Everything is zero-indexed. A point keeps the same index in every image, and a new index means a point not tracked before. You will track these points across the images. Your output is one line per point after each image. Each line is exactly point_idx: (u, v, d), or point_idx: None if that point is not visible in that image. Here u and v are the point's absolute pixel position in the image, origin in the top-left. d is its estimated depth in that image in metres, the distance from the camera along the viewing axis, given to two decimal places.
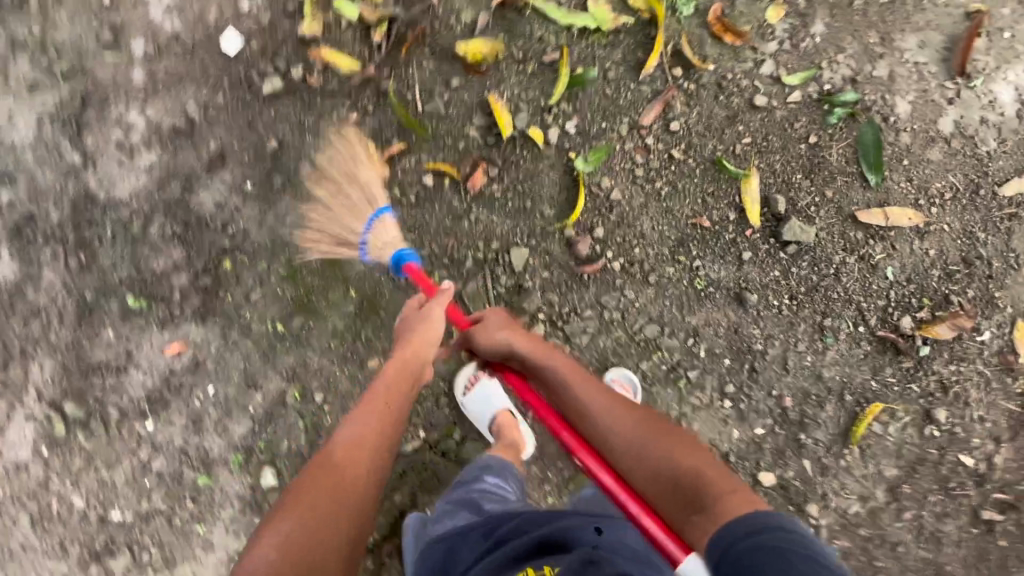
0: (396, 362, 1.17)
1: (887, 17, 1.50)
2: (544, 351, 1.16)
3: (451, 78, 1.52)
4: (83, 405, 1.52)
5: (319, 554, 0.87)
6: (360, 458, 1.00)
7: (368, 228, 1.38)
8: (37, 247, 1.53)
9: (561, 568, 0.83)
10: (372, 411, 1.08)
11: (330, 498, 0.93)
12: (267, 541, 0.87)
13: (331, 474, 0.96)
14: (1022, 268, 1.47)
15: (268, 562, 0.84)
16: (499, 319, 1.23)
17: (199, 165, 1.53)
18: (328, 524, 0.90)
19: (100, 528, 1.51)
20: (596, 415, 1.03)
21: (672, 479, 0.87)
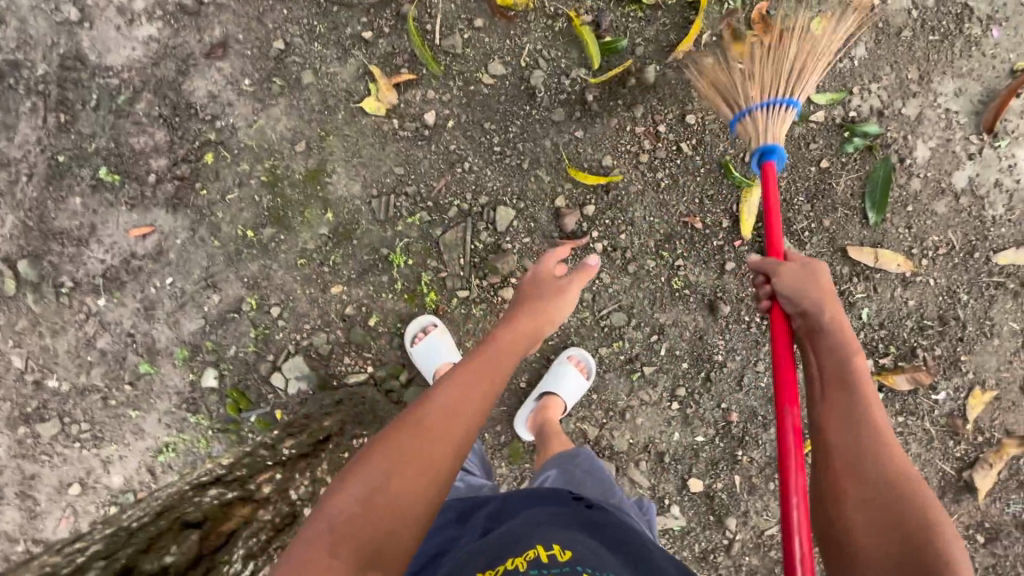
0: (506, 335, 1.14)
1: (930, 56, 1.44)
2: (841, 324, 0.96)
3: (476, 17, 1.45)
4: (37, 267, 1.49)
5: (398, 525, 0.80)
6: (456, 428, 0.90)
7: (768, 105, 1.29)
8: (16, 97, 1.48)
9: (575, 556, 0.81)
10: (474, 378, 0.99)
11: (421, 462, 0.85)
12: (348, 496, 0.81)
13: (421, 436, 0.87)
14: (994, 338, 1.47)
15: (348, 520, 0.79)
16: (818, 274, 1.04)
17: (199, 49, 1.47)
18: (417, 490, 0.83)
19: (34, 393, 1.51)
20: (853, 410, 0.85)
21: (909, 525, 0.72)
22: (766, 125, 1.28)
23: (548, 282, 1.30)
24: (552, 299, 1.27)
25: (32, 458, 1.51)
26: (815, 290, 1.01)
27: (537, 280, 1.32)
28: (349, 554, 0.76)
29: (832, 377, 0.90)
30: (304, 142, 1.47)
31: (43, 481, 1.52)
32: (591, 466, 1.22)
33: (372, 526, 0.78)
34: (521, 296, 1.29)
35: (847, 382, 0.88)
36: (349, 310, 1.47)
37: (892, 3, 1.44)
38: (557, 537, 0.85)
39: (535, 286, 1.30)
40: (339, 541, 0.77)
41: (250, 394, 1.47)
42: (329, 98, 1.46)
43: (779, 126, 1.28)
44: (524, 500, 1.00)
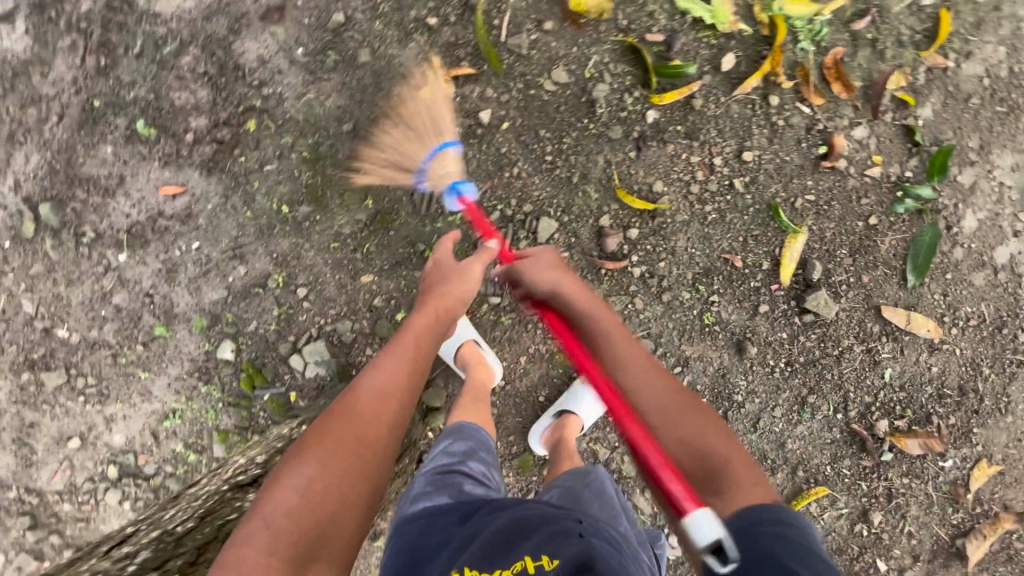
0: (428, 317, 1.14)
1: (995, 127, 1.43)
2: (587, 295, 1.09)
3: (545, 20, 1.40)
4: (59, 213, 1.44)
5: (337, 513, 0.85)
6: (385, 410, 0.96)
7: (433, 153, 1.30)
8: (55, 32, 1.41)
9: (566, 564, 0.81)
10: (400, 360, 1.03)
11: (351, 448, 0.90)
12: (284, 490, 0.85)
13: (354, 422, 0.93)
14: (1007, 414, 1.49)
15: (286, 515, 0.82)
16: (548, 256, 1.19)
17: (254, 10, 1.40)
18: (352, 475, 0.89)
19: (43, 339, 1.47)
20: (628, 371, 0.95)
21: (708, 457, 0.84)
22: (436, 173, 1.30)
23: (448, 264, 1.24)
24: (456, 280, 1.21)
25: (33, 405, 1.48)
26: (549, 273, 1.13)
27: (439, 268, 1.25)
28: (287, 551, 0.80)
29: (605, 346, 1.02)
30: (351, 123, 1.42)
31: (42, 430, 1.49)
32: (600, 485, 1.19)
33: (312, 519, 0.83)
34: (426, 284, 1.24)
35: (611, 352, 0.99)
36: (377, 301, 1.44)
37: (967, 67, 1.41)
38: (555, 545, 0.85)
39: (435, 274, 1.24)
40: (278, 536, 0.81)
41: (266, 372, 1.44)
42: (382, 82, 1.41)
43: (449, 168, 1.30)
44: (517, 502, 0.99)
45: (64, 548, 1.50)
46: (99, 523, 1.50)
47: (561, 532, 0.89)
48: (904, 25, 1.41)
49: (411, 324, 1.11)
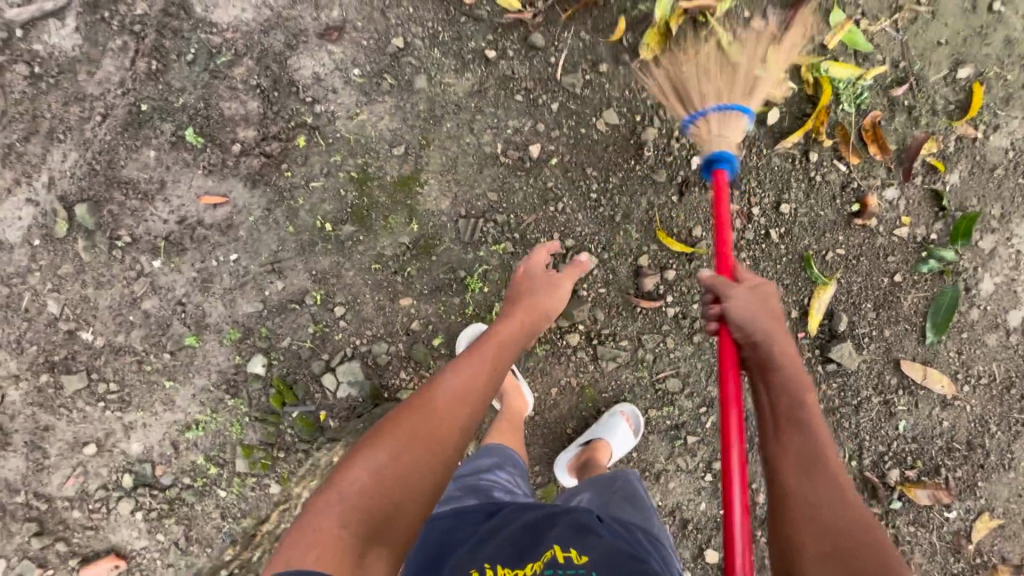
0: (512, 325, 1.15)
1: (1015, 197, 1.50)
2: (789, 356, 0.94)
3: (601, 62, 1.44)
4: (95, 214, 1.41)
5: (402, 502, 0.84)
6: (460, 411, 0.94)
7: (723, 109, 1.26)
8: (107, 32, 1.39)
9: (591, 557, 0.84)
10: (485, 363, 1.03)
11: (424, 443, 0.89)
12: (359, 470, 0.85)
13: (433, 416, 0.92)
14: (1011, 471, 1.55)
15: (357, 493, 0.83)
16: (766, 294, 1.03)
17: (313, 28, 1.41)
18: (424, 464, 0.88)
19: (66, 342, 1.44)
20: (813, 471, 0.80)
21: None
22: (714, 129, 1.26)
23: (539, 277, 1.30)
24: (546, 292, 1.26)
25: (50, 408, 1.44)
26: (762, 315, 1.00)
27: (530, 279, 1.30)
28: (357, 526, 0.80)
29: (785, 414, 0.86)
30: (403, 147, 1.43)
31: (56, 435, 1.44)
32: (631, 487, 1.18)
33: (380, 501, 0.83)
34: (513, 295, 1.28)
35: (799, 435, 0.83)
36: (414, 325, 1.44)
37: (993, 139, 1.49)
38: (577, 537, 0.89)
39: (525, 287, 1.28)
40: (348, 512, 0.81)
41: (297, 389, 1.44)
42: (437, 109, 1.42)
43: (730, 133, 1.26)
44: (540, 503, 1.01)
45: (69, 557, 1.46)
46: (108, 533, 1.46)
47: (584, 525, 0.93)
48: (938, 95, 1.48)
49: (497, 328, 1.13)
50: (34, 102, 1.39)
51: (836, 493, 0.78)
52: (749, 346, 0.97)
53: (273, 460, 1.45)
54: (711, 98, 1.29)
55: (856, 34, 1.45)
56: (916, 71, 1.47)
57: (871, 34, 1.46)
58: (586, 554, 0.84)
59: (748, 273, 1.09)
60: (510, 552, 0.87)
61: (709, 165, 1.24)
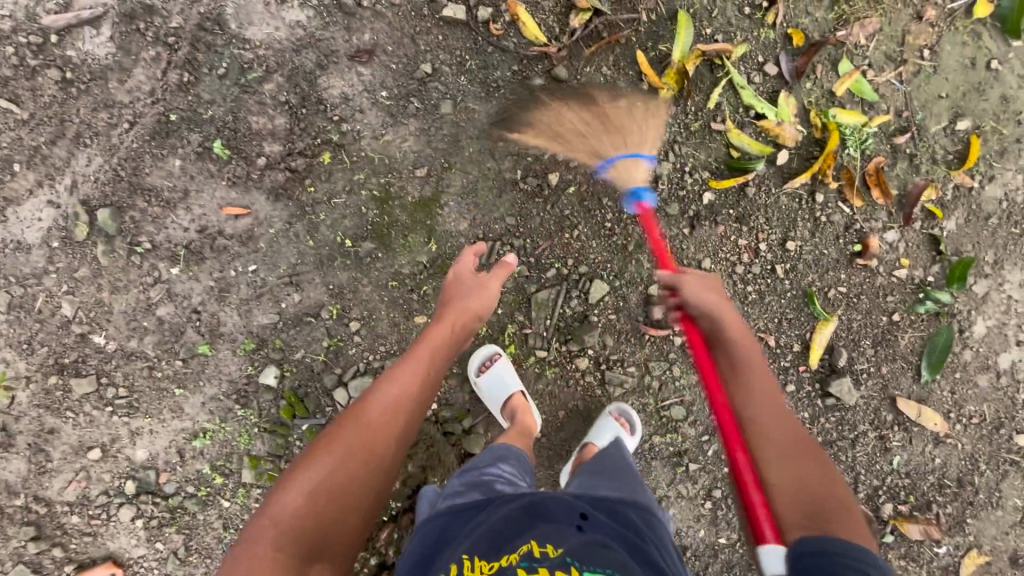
0: (442, 332, 1.20)
1: (1007, 244, 1.58)
2: (739, 327, 1.14)
3: (620, 97, 1.49)
4: (117, 220, 1.42)
5: (338, 516, 0.96)
6: (390, 423, 1.05)
7: (624, 159, 1.38)
8: (140, 42, 1.42)
9: (565, 551, 0.80)
10: (415, 375, 1.11)
11: (355, 462, 0.99)
12: (292, 491, 0.95)
13: (364, 430, 1.02)
14: (998, 509, 1.60)
15: (291, 514, 0.93)
16: (711, 283, 1.22)
17: (344, 49, 1.45)
18: (355, 479, 0.99)
19: (77, 344, 1.44)
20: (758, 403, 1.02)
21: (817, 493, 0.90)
22: (623, 173, 1.39)
23: (467, 276, 1.32)
24: (475, 296, 1.28)
25: (55, 411, 1.43)
26: (707, 294, 1.19)
27: (459, 280, 1.32)
28: (291, 547, 0.91)
29: (739, 366, 1.08)
30: (425, 168, 1.46)
31: (61, 438, 1.43)
32: (618, 457, 1.12)
33: (313, 518, 0.94)
34: (445, 295, 1.31)
35: (747, 376, 1.06)
36: None
37: (988, 189, 1.57)
38: (557, 534, 0.84)
39: (456, 287, 1.31)
40: (281, 534, 0.91)
41: (308, 402, 1.45)
42: (460, 134, 1.47)
43: (635, 174, 1.38)
44: (531, 494, 0.95)
45: (65, 563, 1.44)
46: (107, 540, 1.45)
47: (569, 521, 0.88)
48: (938, 145, 1.55)
49: (429, 336, 1.19)
50: (63, 106, 1.41)
51: (781, 416, 1.00)
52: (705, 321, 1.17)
53: (279, 472, 1.45)
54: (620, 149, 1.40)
55: (862, 84, 1.53)
56: (918, 121, 1.55)
57: (876, 84, 1.54)
58: (562, 548, 0.80)
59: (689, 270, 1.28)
60: (489, 544, 0.84)
61: (629, 201, 1.38)
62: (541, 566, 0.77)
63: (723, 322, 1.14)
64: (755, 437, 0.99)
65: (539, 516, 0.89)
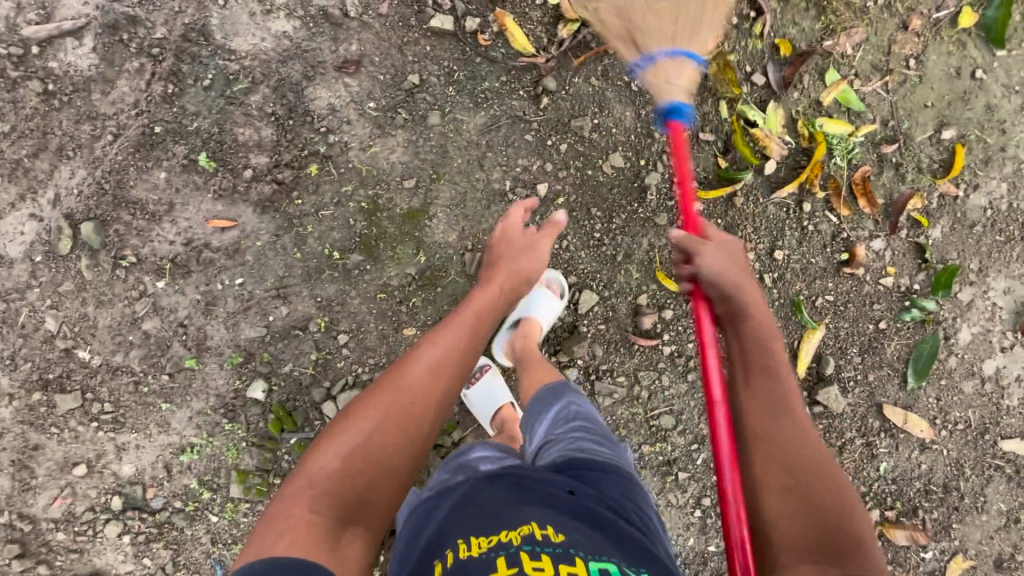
0: (491, 290, 1.19)
1: (992, 252, 1.59)
2: (756, 304, 1.00)
3: (609, 107, 1.49)
4: (101, 233, 1.41)
5: (375, 480, 0.91)
6: (435, 385, 1.00)
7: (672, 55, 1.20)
8: (124, 53, 1.40)
9: (568, 537, 0.78)
10: (461, 331, 1.07)
11: (395, 422, 0.94)
12: (330, 451, 0.91)
13: (405, 389, 0.98)
14: (983, 513, 1.62)
15: (327, 477, 0.88)
16: (733, 251, 1.08)
17: (330, 60, 1.43)
18: (396, 443, 0.94)
19: (61, 360, 1.42)
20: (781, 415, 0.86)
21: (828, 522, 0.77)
22: (665, 76, 1.19)
23: (516, 235, 1.32)
24: (521, 252, 1.28)
25: (40, 427, 1.42)
26: (733, 270, 1.03)
27: (506, 237, 1.32)
28: (328, 509, 0.86)
29: (755, 366, 0.92)
30: (413, 180, 1.46)
31: (45, 454, 1.42)
32: (582, 411, 1.13)
33: (351, 481, 0.89)
34: (493, 256, 1.30)
35: (777, 379, 0.90)
36: None
37: (973, 198, 1.58)
38: (554, 515, 0.82)
39: (503, 247, 1.31)
40: (317, 497, 0.86)
41: (296, 415, 1.44)
42: (448, 145, 1.46)
43: (681, 79, 1.19)
44: (516, 471, 0.94)
45: None
46: (93, 556, 1.43)
47: (561, 500, 0.86)
48: (923, 154, 1.56)
49: (475, 297, 1.17)
50: (45, 119, 1.40)
51: (803, 432, 0.85)
52: (718, 297, 1.02)
53: (268, 486, 1.44)
54: (661, 40, 1.21)
55: (849, 93, 1.53)
56: (904, 130, 1.56)
57: (863, 93, 1.54)
58: (564, 532, 0.78)
59: (716, 231, 1.12)
60: (484, 523, 0.81)
61: (662, 117, 1.20)
62: (544, 552, 0.75)
63: (748, 306, 0.98)
64: (766, 451, 0.84)
65: (533, 491, 0.88)
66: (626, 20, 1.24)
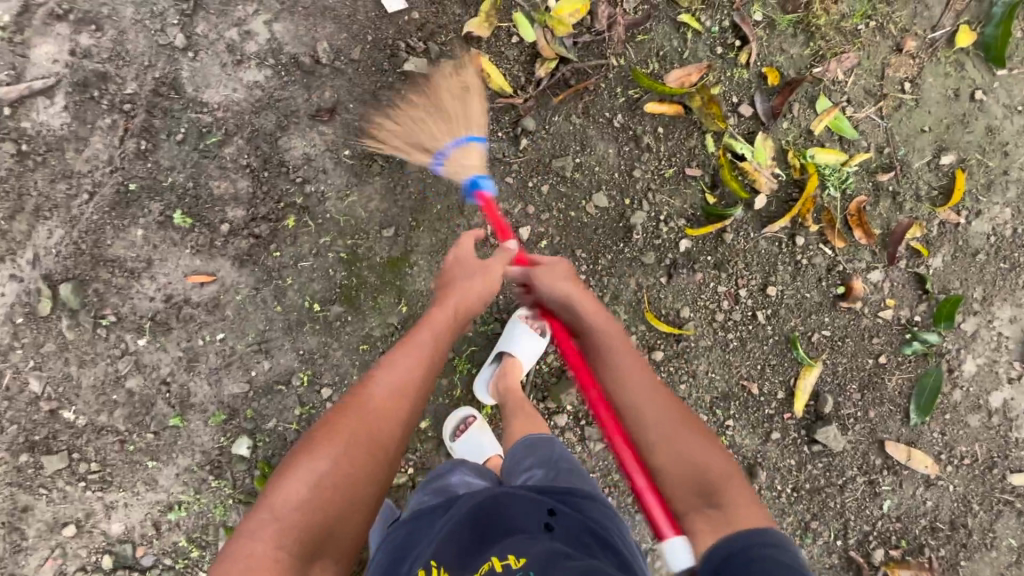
0: (448, 310, 1.06)
1: (997, 281, 1.53)
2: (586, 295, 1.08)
3: (591, 145, 1.44)
4: (81, 293, 1.40)
5: (343, 513, 0.84)
6: (394, 412, 0.91)
7: (452, 148, 1.28)
8: (95, 110, 1.38)
9: (530, 563, 0.78)
10: (419, 356, 0.97)
11: (360, 451, 0.87)
12: (296, 483, 0.83)
13: (364, 418, 0.90)
14: (993, 550, 1.57)
15: (294, 511, 0.81)
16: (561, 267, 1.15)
17: (304, 108, 1.40)
18: (359, 476, 0.86)
19: (47, 421, 1.42)
20: (628, 389, 0.94)
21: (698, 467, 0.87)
22: (458, 163, 1.28)
23: (469, 261, 1.17)
24: (478, 277, 1.13)
25: (28, 488, 1.42)
26: (561, 281, 1.10)
27: (460, 263, 1.17)
28: (294, 545, 0.79)
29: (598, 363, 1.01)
30: (393, 228, 1.43)
31: (35, 515, 1.42)
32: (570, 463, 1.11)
33: (315, 520, 0.82)
34: (443, 280, 1.16)
35: (610, 357, 0.99)
36: None
37: (976, 224, 1.51)
38: (521, 543, 0.82)
39: (456, 270, 1.16)
40: (285, 531, 0.80)
41: None
42: (427, 191, 1.43)
43: (471, 160, 1.28)
44: (492, 495, 0.95)
45: None
46: None
47: (531, 527, 0.87)
48: (922, 181, 1.50)
49: (432, 315, 1.05)
50: (21, 179, 1.38)
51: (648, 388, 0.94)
52: (567, 314, 1.08)
53: None
54: (444, 136, 1.29)
55: (841, 121, 1.47)
56: (901, 156, 1.49)
57: (856, 120, 1.48)
58: (525, 558, 0.79)
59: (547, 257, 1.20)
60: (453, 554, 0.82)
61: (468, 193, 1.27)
62: None
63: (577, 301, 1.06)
64: (631, 423, 0.93)
65: (508, 513, 0.90)
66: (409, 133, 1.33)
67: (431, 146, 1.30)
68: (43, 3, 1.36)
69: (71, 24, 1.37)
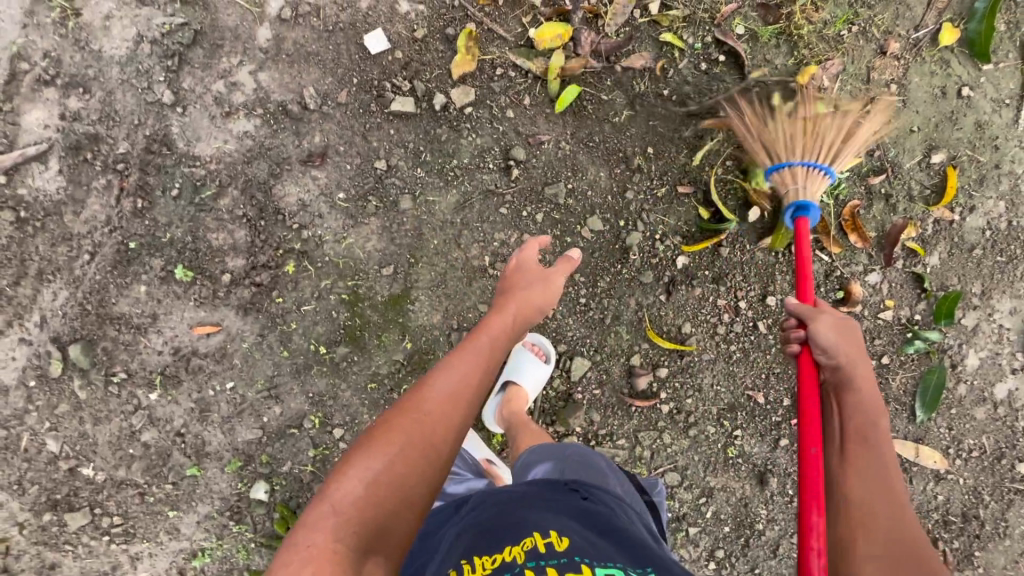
0: (506, 315, 1.12)
1: (994, 274, 1.53)
2: (868, 380, 0.97)
3: (582, 170, 1.45)
4: (90, 353, 1.42)
5: (398, 509, 0.79)
6: (453, 413, 0.89)
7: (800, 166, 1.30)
8: (90, 172, 1.39)
9: (570, 542, 0.77)
10: (480, 359, 0.98)
11: (420, 448, 0.83)
12: (352, 478, 0.79)
13: (423, 416, 0.86)
14: (1006, 539, 1.58)
15: (352, 503, 0.77)
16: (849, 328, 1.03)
17: (295, 153, 1.42)
18: (417, 475, 0.82)
19: (66, 479, 1.44)
20: (861, 476, 0.87)
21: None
22: (797, 181, 1.29)
23: (532, 269, 1.27)
24: (534, 287, 1.23)
25: (55, 545, 1.45)
26: (847, 344, 1.00)
27: (522, 270, 1.27)
28: (351, 539, 0.75)
29: (852, 434, 0.92)
30: (391, 266, 1.44)
31: (65, 571, 1.46)
32: (578, 454, 1.14)
33: (372, 513, 0.77)
34: (507, 286, 1.25)
35: (853, 425, 0.93)
36: None
37: (970, 220, 1.52)
38: (553, 524, 0.81)
39: (518, 278, 1.25)
40: (342, 525, 0.75)
41: (301, 512, 1.46)
42: (423, 227, 1.44)
43: (807, 185, 1.28)
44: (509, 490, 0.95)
45: None
46: None
47: (559, 510, 0.86)
48: (914, 180, 1.51)
49: (488, 322, 1.09)
50: (22, 245, 1.40)
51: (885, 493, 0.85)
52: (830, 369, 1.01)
53: None
54: (797, 152, 1.32)
55: None
56: (891, 158, 1.50)
57: None
58: (564, 536, 0.77)
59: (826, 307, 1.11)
60: (485, 541, 0.80)
61: (790, 210, 1.28)
62: (550, 563, 0.73)
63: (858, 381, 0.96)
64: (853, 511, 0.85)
65: (530, 501, 0.89)
66: (767, 136, 1.35)
67: (779, 154, 1.34)
68: (29, 70, 1.37)
69: (59, 89, 1.38)
